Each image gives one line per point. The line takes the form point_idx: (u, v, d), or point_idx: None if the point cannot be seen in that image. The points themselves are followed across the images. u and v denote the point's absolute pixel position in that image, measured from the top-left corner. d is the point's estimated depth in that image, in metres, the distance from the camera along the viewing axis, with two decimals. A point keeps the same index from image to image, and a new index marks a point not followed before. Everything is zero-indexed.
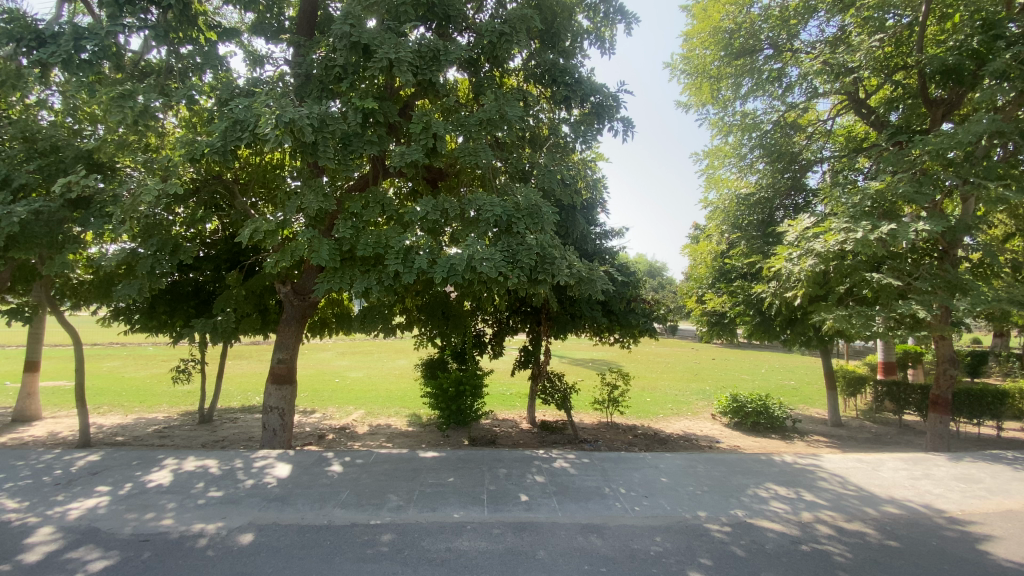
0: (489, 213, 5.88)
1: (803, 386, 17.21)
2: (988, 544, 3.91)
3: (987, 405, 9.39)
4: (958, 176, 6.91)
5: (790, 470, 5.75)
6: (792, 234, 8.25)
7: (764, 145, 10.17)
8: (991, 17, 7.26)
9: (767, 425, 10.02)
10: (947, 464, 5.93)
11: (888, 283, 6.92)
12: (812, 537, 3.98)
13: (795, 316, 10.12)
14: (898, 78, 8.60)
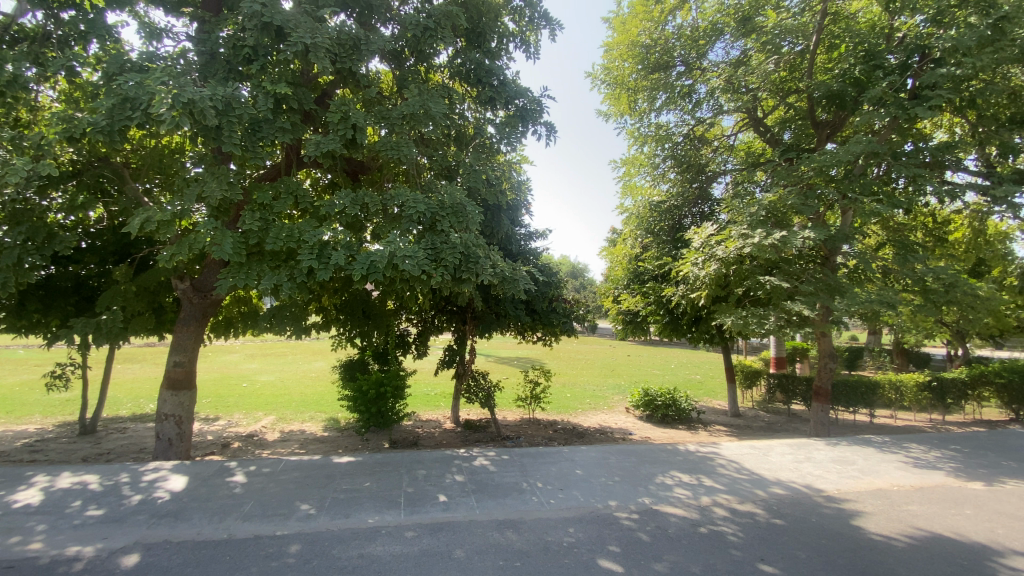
0: (411, 210, 5.75)
1: (708, 380, 18.65)
2: (853, 515, 4.43)
3: (860, 395, 10.68)
4: (837, 191, 7.81)
5: (693, 458, 6.18)
6: (697, 239, 8.89)
7: (675, 156, 10.84)
8: (868, 51, 8.25)
9: (676, 416, 10.71)
10: (824, 448, 6.65)
11: (778, 285, 7.74)
12: (710, 519, 4.29)
13: (700, 316, 11.23)
14: (791, 101, 9.54)
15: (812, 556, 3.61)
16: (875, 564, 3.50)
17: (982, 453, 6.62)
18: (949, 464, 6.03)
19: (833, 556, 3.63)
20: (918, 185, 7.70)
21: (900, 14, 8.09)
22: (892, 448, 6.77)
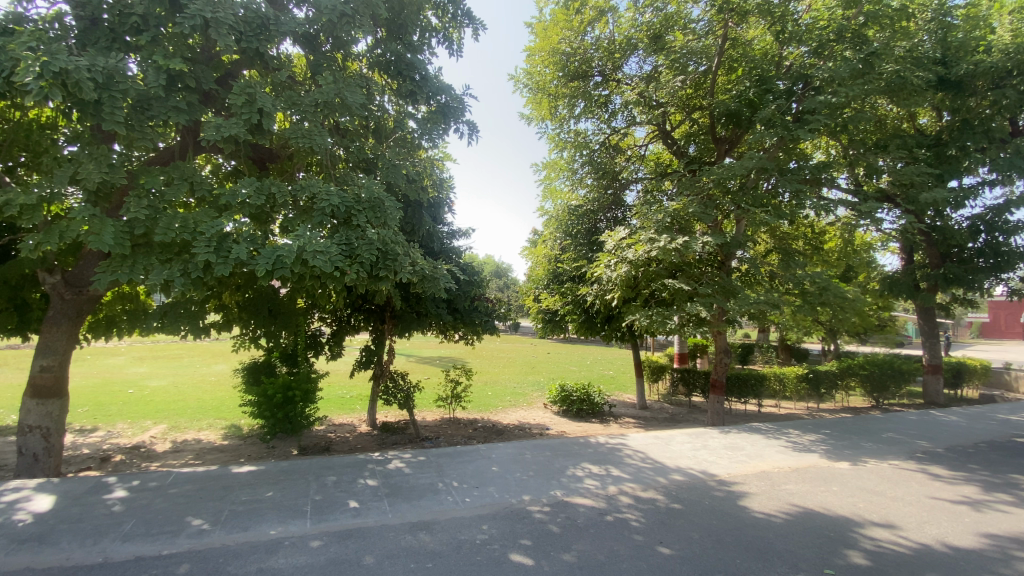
0: (324, 203, 5.47)
1: (620, 375, 19.72)
2: (740, 496, 4.89)
3: (750, 386, 11.85)
4: (732, 202, 8.59)
5: (603, 450, 6.50)
6: (610, 242, 9.34)
7: (592, 162, 11.30)
8: (760, 76, 9.13)
9: (589, 411, 11.20)
10: (718, 436, 7.29)
11: (680, 287, 8.39)
12: (616, 507, 4.54)
13: (613, 315, 11.87)
14: (695, 116, 10.32)
15: (704, 536, 3.93)
16: (756, 538, 3.89)
17: (844, 435, 7.60)
18: (819, 446, 6.85)
19: (722, 534, 3.97)
20: (798, 199, 8.66)
21: (787, 44, 9.03)
22: (774, 434, 7.56)
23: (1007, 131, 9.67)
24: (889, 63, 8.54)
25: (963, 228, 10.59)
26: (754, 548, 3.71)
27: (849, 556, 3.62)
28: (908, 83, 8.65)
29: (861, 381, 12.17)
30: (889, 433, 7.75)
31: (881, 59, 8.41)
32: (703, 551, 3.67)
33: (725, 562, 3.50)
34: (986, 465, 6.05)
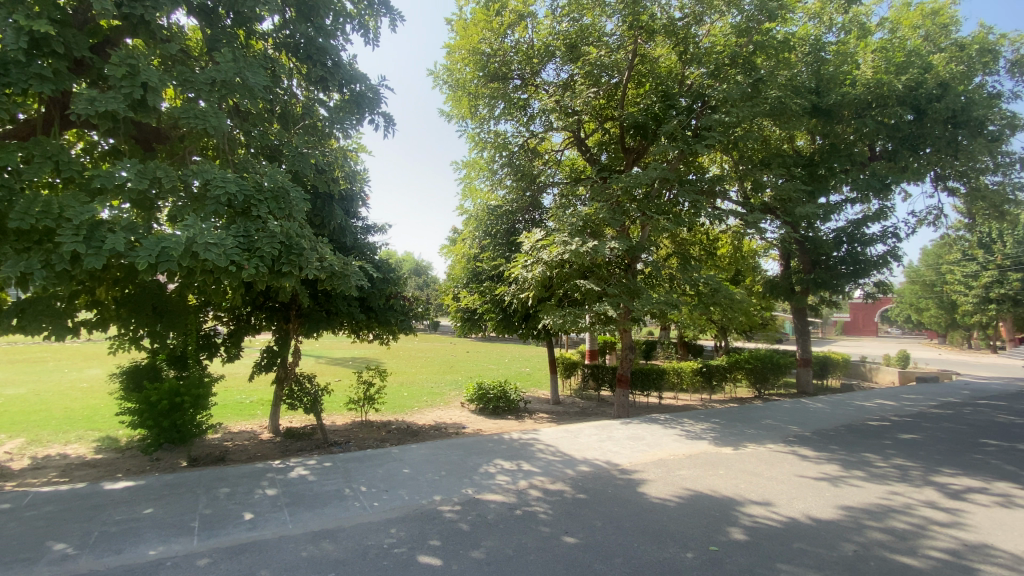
0: (219, 190, 5.02)
1: (536, 372, 20.24)
2: (641, 483, 5.22)
3: (653, 380, 12.54)
4: (639, 208, 9.15)
5: (515, 446, 6.64)
6: (526, 243, 9.54)
7: (511, 164, 11.45)
8: (664, 92, 9.82)
9: (504, 408, 11.35)
10: (623, 427, 7.73)
11: (591, 288, 8.80)
12: (526, 501, 4.65)
13: (529, 314, 12.13)
14: (608, 126, 10.86)
15: (606, 523, 4.15)
16: (652, 522, 4.18)
17: (731, 422, 8.40)
18: (709, 434, 7.52)
19: (622, 520, 4.22)
20: (695, 208, 9.45)
21: (689, 65, 9.78)
22: (672, 423, 8.16)
23: (864, 156, 11.21)
24: (773, 90, 9.56)
25: (829, 238, 12.13)
26: (650, 531, 3.99)
27: (730, 532, 4.01)
28: (787, 108, 9.75)
29: (747, 373, 13.53)
30: (767, 420, 8.69)
31: (766, 85, 9.39)
32: (604, 537, 3.88)
33: (624, 546, 3.73)
34: (841, 445, 6.98)
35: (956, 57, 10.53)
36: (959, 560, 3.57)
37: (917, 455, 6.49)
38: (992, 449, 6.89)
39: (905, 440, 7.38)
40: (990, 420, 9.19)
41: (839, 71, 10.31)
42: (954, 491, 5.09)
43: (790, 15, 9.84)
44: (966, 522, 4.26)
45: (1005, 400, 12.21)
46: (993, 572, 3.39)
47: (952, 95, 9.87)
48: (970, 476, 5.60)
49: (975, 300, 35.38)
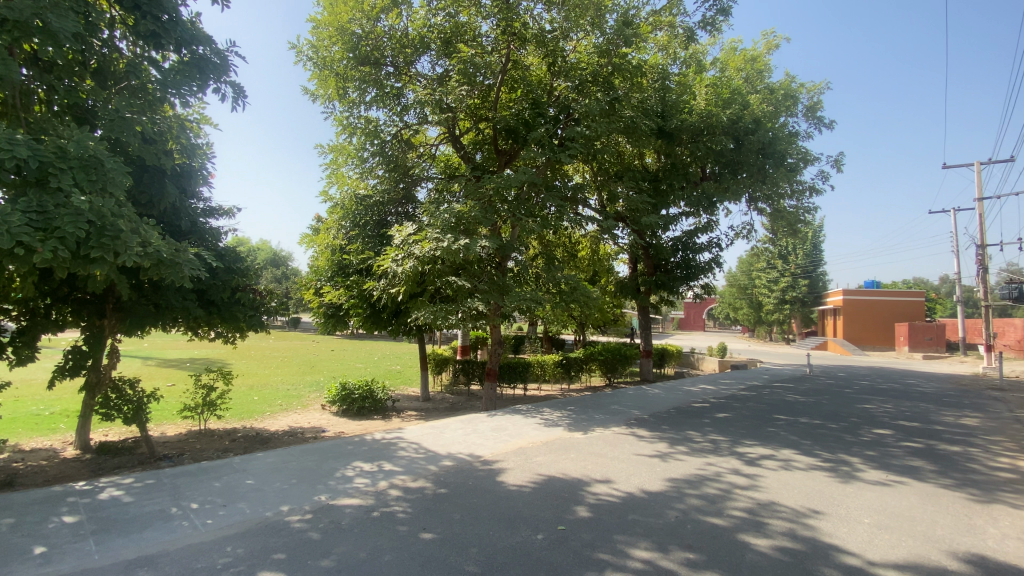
0: (1, 153, 4.08)
1: (405, 369, 19.89)
2: (501, 472, 5.42)
3: (519, 373, 13.13)
4: (509, 209, 9.46)
5: (377, 446, 6.45)
6: (397, 237, 9.30)
7: (382, 153, 11.00)
8: (534, 99, 10.29)
9: (370, 408, 10.90)
10: (487, 420, 7.97)
11: (461, 284, 8.90)
12: (384, 502, 4.55)
13: (400, 309, 11.83)
14: (481, 125, 11.04)
15: (464, 515, 4.23)
16: (508, 509, 4.37)
17: (584, 410, 9.15)
18: (565, 421, 8.10)
19: (480, 511, 4.34)
20: (560, 212, 10.06)
21: (557, 76, 10.37)
22: (533, 414, 8.63)
23: (698, 176, 12.95)
24: (627, 109, 10.58)
25: (670, 245, 13.82)
26: (505, 518, 4.17)
27: (577, 511, 4.36)
28: (639, 127, 10.86)
29: (601, 364, 14.85)
30: (615, 406, 9.64)
31: (622, 105, 10.36)
32: (462, 529, 3.95)
33: (480, 535, 3.84)
34: (672, 425, 8.02)
35: (766, 100, 12.67)
36: (750, 516, 4.34)
37: (727, 431, 7.73)
38: (779, 422, 8.49)
39: (719, 418, 8.73)
40: (780, 398, 11.31)
41: (680, 99, 11.78)
42: (752, 459, 6.16)
43: (643, 44, 10.97)
44: (758, 484, 5.19)
45: (790, 382, 15.12)
46: (774, 524, 4.17)
47: (761, 131, 11.79)
48: (763, 445, 6.82)
49: (774, 301, 43.23)
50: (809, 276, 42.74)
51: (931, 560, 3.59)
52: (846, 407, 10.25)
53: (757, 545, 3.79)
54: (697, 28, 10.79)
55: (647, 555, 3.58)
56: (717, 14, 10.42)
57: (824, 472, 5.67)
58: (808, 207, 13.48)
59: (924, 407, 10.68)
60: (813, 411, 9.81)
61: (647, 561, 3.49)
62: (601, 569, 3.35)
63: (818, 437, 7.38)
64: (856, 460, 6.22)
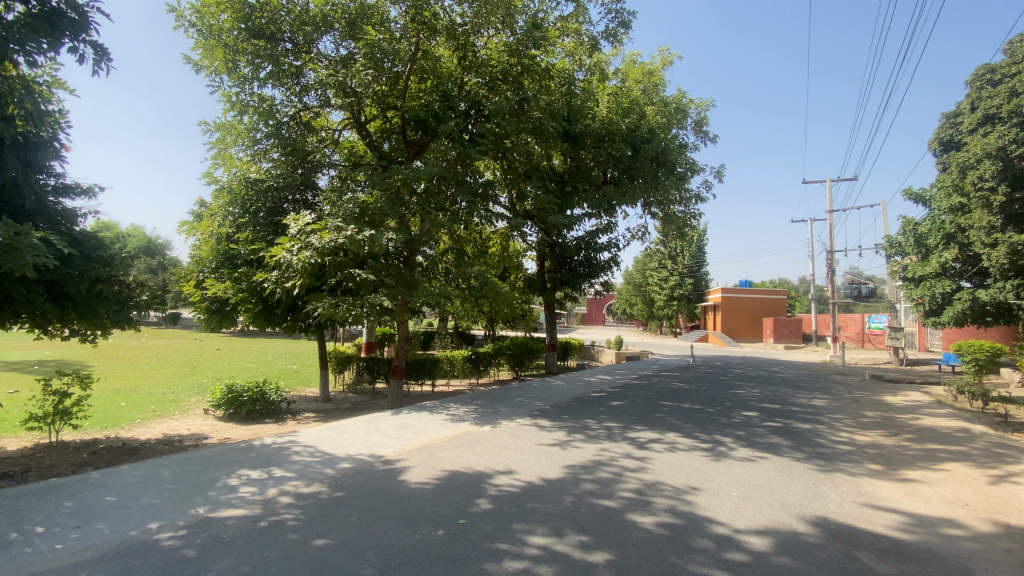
0: None
1: (303, 368, 18.72)
2: (402, 471, 5.31)
3: (426, 369, 12.91)
4: (418, 202, 9.26)
5: (268, 451, 6.00)
6: (293, 227, 8.70)
7: (278, 135, 10.18)
8: (444, 92, 10.16)
9: (262, 410, 10.09)
10: (391, 418, 7.77)
11: (364, 278, 8.54)
12: (273, 511, 4.25)
13: (296, 304, 11.08)
14: (388, 114, 10.67)
15: (361, 518, 4.10)
16: (408, 508, 4.30)
17: (490, 403, 9.27)
18: (471, 416, 8.15)
19: (379, 512, 4.23)
20: (470, 207, 10.05)
21: (467, 71, 10.34)
22: (438, 410, 8.57)
23: (601, 179, 13.65)
24: (535, 111, 10.85)
25: (574, 244, 14.42)
26: (405, 517, 4.10)
27: (478, 504, 4.41)
28: (546, 128, 11.19)
29: (508, 358, 15.13)
30: (519, 398, 9.88)
31: (531, 105, 10.60)
32: (358, 532, 3.82)
33: (378, 537, 3.74)
34: (573, 415, 8.41)
35: (661, 112, 13.67)
36: (638, 496, 4.69)
37: (622, 418, 8.27)
38: (667, 408, 9.26)
39: (615, 406, 9.31)
40: (668, 386, 12.34)
41: (585, 105, 12.32)
42: (642, 443, 6.66)
43: (552, 48, 11.30)
44: (646, 466, 5.62)
45: (677, 371, 16.55)
46: (658, 502, 4.55)
47: (656, 141, 12.70)
48: (652, 430, 7.41)
49: (666, 297, 46.99)
50: (696, 275, 47.03)
51: (784, 524, 4.14)
52: (722, 393, 11.45)
53: (643, 523, 4.10)
54: (601, 38, 11.34)
55: (544, 540, 3.72)
56: (620, 27, 11.02)
57: (702, 452, 6.29)
58: (695, 212, 14.79)
59: (784, 391, 12.25)
60: (696, 397, 10.83)
61: (543, 547, 3.63)
62: (500, 559, 3.43)
63: (698, 421, 8.17)
64: (728, 440, 6.97)
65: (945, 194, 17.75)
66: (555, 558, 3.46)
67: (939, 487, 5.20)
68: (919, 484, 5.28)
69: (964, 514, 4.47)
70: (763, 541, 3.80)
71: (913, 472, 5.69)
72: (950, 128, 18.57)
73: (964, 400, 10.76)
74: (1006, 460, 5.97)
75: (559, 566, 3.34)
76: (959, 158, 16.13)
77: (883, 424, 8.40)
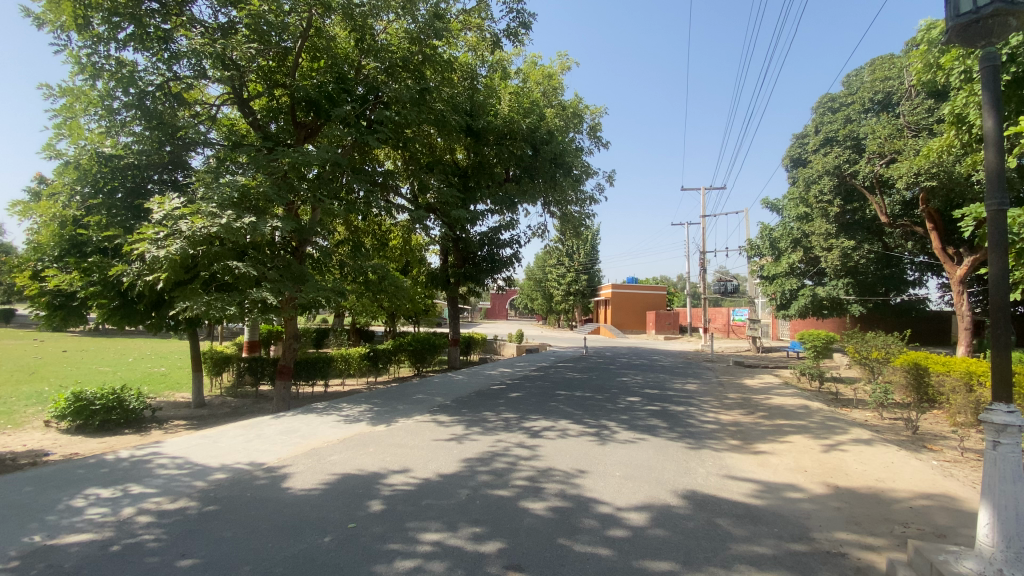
0: None
1: (173, 371, 16.67)
2: (287, 478, 4.96)
3: (318, 369, 12.12)
4: (309, 189, 8.66)
5: (123, 466, 5.26)
6: (158, 212, 7.73)
7: (141, 105, 8.85)
8: (338, 73, 9.61)
9: (120, 420, 8.81)
10: (276, 422, 7.22)
11: (245, 271, 7.79)
12: (128, 533, 3.74)
13: (163, 299, 9.81)
14: (276, 92, 9.82)
15: (238, 531, 3.76)
16: (292, 516, 4.03)
17: (387, 402, 8.99)
18: (366, 415, 7.85)
19: (258, 523, 3.90)
20: (367, 196, 9.63)
21: (365, 54, 9.88)
22: (330, 411, 8.13)
23: (502, 176, 13.83)
24: (437, 102, 10.69)
25: (477, 239, 14.40)
26: (288, 526, 3.83)
27: (369, 505, 4.26)
28: (447, 121, 11.07)
29: (408, 355, 14.79)
30: (418, 395, 9.72)
31: (433, 96, 10.40)
32: (233, 547, 3.50)
33: (256, 550, 3.46)
34: (471, 408, 8.47)
35: (559, 115, 14.20)
36: (531, 483, 4.85)
37: (518, 408, 8.50)
38: (561, 397, 9.69)
39: (513, 398, 9.55)
40: (563, 376, 12.92)
41: (487, 101, 12.37)
42: (536, 432, 6.90)
43: (454, 40, 11.22)
44: (539, 454, 5.83)
45: (572, 362, 17.42)
46: (549, 487, 4.75)
47: (554, 142, 13.09)
48: (546, 418, 7.71)
49: (564, 293, 49.13)
50: (590, 272, 49.69)
51: (659, 499, 4.53)
52: (611, 381, 12.25)
53: (534, 509, 4.25)
54: (502, 37, 11.46)
55: (436, 536, 3.70)
56: (520, 27, 11.21)
57: (591, 437, 6.68)
58: (590, 213, 15.58)
59: (663, 378, 13.44)
60: (587, 386, 11.46)
61: (436, 542, 3.60)
62: (390, 560, 3.34)
63: (588, 408, 8.65)
64: (614, 424, 7.49)
65: (794, 204, 20.60)
66: (448, 553, 3.45)
67: (784, 456, 6.04)
68: (768, 455, 6.08)
69: (802, 479, 5.24)
70: (641, 516, 4.13)
71: (765, 445, 6.55)
72: (799, 148, 21.55)
73: (805, 381, 12.61)
74: (834, 430, 7.10)
75: (451, 561, 3.34)
76: (806, 174, 18.79)
77: (743, 404, 9.56)
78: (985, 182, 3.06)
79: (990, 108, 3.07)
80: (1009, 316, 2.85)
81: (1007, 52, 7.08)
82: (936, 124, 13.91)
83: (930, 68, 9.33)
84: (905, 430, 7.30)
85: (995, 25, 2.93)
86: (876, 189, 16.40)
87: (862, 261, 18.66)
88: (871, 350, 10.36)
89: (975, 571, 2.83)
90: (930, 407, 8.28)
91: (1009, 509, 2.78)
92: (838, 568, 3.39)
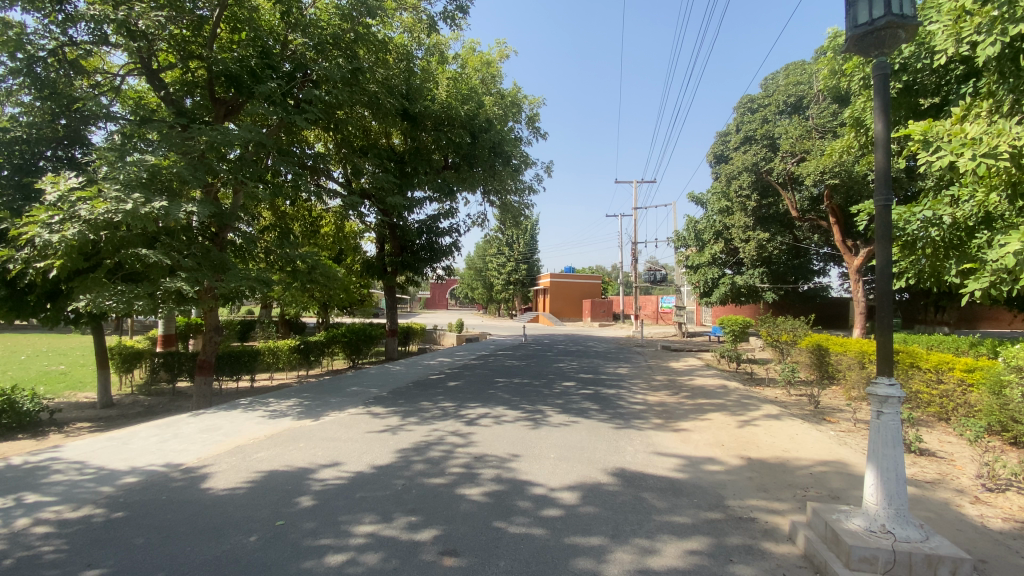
0: None
1: (75, 368, 15.13)
2: (209, 477, 4.68)
3: (244, 363, 11.42)
4: (229, 170, 8.06)
5: (15, 473, 4.75)
6: (51, 192, 6.94)
7: (30, 72, 7.82)
8: (262, 48, 8.96)
9: (11, 424, 7.84)
10: (195, 421, 6.76)
11: (157, 259, 7.15)
12: (22, 546, 3.39)
13: (59, 290, 8.85)
14: (191, 64, 9.01)
15: (152, 536, 3.51)
16: (215, 517, 3.81)
17: (319, 395, 8.65)
18: (296, 409, 7.54)
19: (176, 526, 3.66)
20: (296, 179, 9.14)
21: (292, 29, 9.27)
22: (257, 406, 7.72)
23: (441, 164, 13.57)
24: (370, 84, 10.34)
25: (415, 227, 14.00)
26: (210, 528, 3.63)
27: (299, 502, 4.11)
28: (381, 103, 10.81)
29: (343, 346, 14.24)
30: (353, 387, 9.44)
31: (366, 77, 10.00)
32: (147, 554, 3.27)
33: (173, 555, 3.25)
34: (409, 399, 8.34)
35: (498, 103, 14.10)
36: (467, 469, 4.90)
37: (455, 397, 8.52)
38: (499, 384, 9.80)
39: (451, 387, 9.51)
40: (501, 364, 13.04)
41: (424, 85, 12.05)
42: (472, 419, 6.94)
43: (388, 20, 10.82)
44: (474, 440, 5.89)
45: (511, 350, 17.63)
46: (485, 472, 4.82)
47: (493, 130, 12.92)
48: (484, 405, 7.79)
49: (504, 281, 49.44)
50: (529, 261, 49.92)
51: (591, 478, 4.73)
52: (548, 367, 12.53)
53: (471, 494, 4.29)
54: (439, 20, 11.19)
55: (371, 528, 3.64)
56: (457, 10, 11.00)
57: (526, 421, 6.83)
58: (528, 203, 15.67)
59: (597, 363, 13.97)
60: (525, 372, 11.67)
61: (370, 534, 3.55)
62: (322, 555, 3.26)
63: (524, 394, 8.83)
64: (549, 408, 7.69)
65: (717, 198, 21.84)
66: (382, 544, 3.41)
67: (704, 433, 6.48)
68: (689, 432, 6.52)
69: (719, 452, 5.66)
70: (573, 495, 4.29)
71: (687, 423, 6.99)
72: (722, 145, 22.87)
73: (725, 362, 13.54)
74: (748, 407, 7.72)
75: (386, 551, 3.31)
76: (728, 170, 19.86)
77: (668, 386, 10.12)
78: (875, 180, 3.40)
79: (880, 113, 3.39)
80: (891, 302, 3.19)
81: (898, 63, 7.87)
82: (839, 128, 15.25)
83: (834, 75, 10.18)
84: (808, 404, 8.07)
85: (886, 37, 3.24)
86: (788, 186, 17.75)
87: (776, 251, 20.20)
88: (782, 333, 11.31)
89: (862, 526, 3.20)
90: (829, 383, 9.18)
91: (890, 471, 3.13)
92: (748, 531, 3.72)
